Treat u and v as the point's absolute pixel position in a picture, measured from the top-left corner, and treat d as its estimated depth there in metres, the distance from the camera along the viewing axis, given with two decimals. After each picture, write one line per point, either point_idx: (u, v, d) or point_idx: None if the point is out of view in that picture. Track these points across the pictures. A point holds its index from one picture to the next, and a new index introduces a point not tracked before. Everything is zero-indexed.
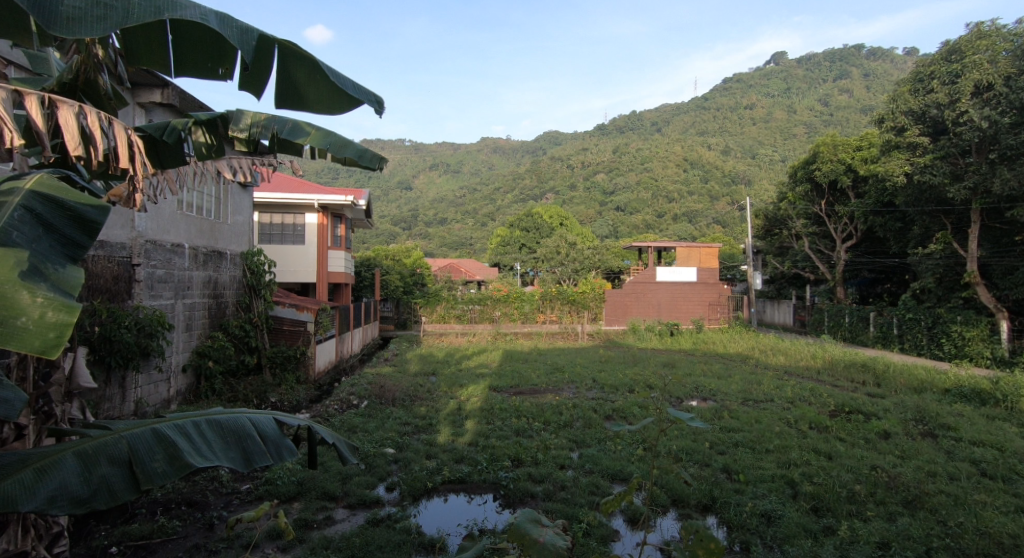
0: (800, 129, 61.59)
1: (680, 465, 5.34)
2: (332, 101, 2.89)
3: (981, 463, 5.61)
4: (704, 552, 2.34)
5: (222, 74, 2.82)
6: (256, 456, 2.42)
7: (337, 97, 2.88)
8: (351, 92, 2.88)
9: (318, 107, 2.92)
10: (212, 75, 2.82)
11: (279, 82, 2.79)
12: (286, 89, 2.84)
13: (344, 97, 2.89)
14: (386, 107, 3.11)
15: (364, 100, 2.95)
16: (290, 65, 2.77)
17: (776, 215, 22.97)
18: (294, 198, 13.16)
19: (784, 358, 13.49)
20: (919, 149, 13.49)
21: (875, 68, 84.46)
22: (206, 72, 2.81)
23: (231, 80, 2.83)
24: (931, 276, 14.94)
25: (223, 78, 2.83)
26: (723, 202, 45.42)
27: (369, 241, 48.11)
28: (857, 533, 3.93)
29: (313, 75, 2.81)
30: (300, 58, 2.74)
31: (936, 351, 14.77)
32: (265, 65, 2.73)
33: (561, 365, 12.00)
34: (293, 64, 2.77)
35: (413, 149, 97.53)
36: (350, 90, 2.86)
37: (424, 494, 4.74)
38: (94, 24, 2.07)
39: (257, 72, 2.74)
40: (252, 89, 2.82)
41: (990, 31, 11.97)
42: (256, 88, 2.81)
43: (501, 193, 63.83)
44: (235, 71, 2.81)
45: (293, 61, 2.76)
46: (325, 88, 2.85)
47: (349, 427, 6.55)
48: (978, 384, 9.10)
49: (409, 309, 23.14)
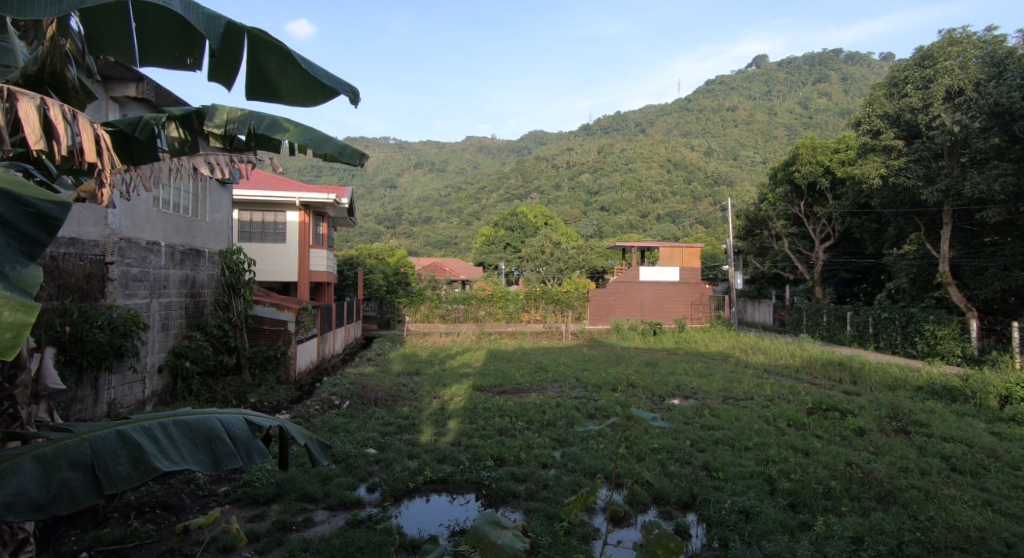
0: (780, 132, 62.46)
1: (662, 464, 5.38)
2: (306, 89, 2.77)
3: (951, 458, 5.76)
4: (666, 550, 2.15)
5: (190, 64, 2.71)
6: (226, 458, 2.37)
7: (311, 86, 2.75)
8: (326, 81, 2.76)
9: (291, 99, 2.80)
10: (179, 65, 2.71)
11: (249, 72, 2.68)
12: (257, 79, 2.72)
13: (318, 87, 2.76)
14: (361, 99, 2.93)
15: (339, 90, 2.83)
16: (260, 55, 2.67)
17: (756, 215, 23.29)
18: (274, 196, 13.03)
19: (765, 356, 13.68)
20: (894, 152, 13.76)
21: (852, 73, 86.51)
22: (174, 63, 2.70)
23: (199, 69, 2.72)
24: (905, 276, 15.33)
25: (191, 68, 2.72)
26: (706, 203, 45.90)
27: (351, 239, 47.43)
28: (832, 529, 4.00)
29: (285, 65, 2.72)
30: (271, 47, 2.65)
31: (909, 349, 15.10)
32: (232, 54, 2.63)
33: (544, 364, 12.04)
34: (264, 53, 2.68)
35: (397, 147, 96.68)
36: (323, 79, 2.75)
37: (405, 494, 4.72)
38: (46, 6, 2.03)
39: (225, 59, 2.63)
40: (220, 78, 2.69)
41: (961, 38, 12.30)
42: (224, 76, 2.68)
43: (487, 192, 63.68)
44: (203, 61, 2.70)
45: (264, 51, 2.67)
46: (298, 77, 2.74)
47: (330, 427, 6.48)
48: (949, 382, 9.33)
49: (392, 308, 22.97)
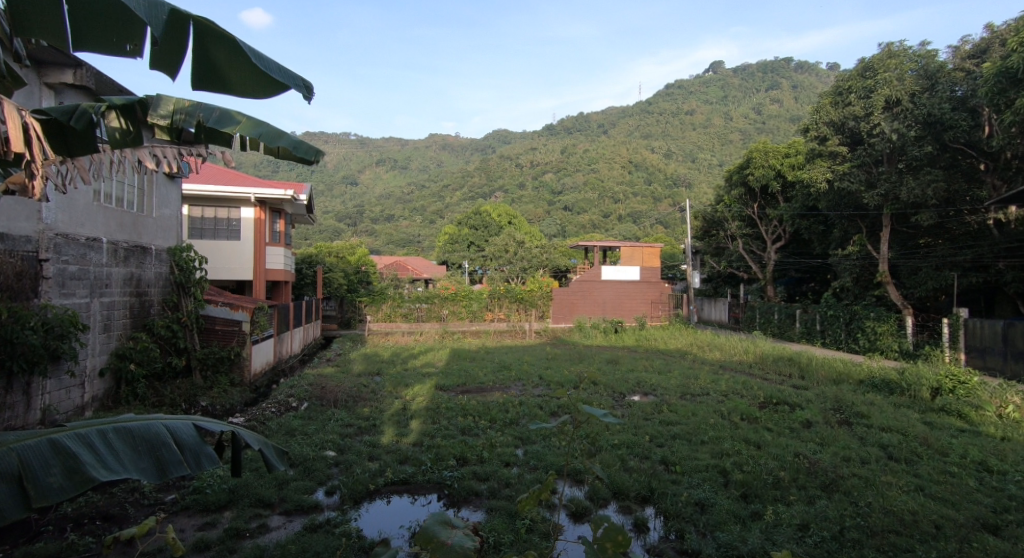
0: (736, 136, 64.49)
1: (622, 459, 5.50)
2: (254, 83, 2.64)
3: (889, 447, 6.10)
4: (613, 545, 2.12)
5: (130, 51, 2.57)
6: (171, 466, 2.26)
7: (261, 80, 2.64)
8: (277, 75, 2.67)
9: (241, 91, 2.69)
10: (118, 51, 2.57)
11: (196, 61, 2.53)
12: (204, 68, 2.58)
13: (268, 83, 2.66)
14: (315, 94, 2.78)
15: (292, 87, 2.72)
16: (208, 43, 2.52)
17: (712, 216, 24.01)
18: (227, 191, 12.60)
19: (721, 353, 14.12)
20: (838, 158, 14.40)
21: (801, 81, 90.19)
22: (112, 48, 2.56)
23: (141, 57, 2.58)
24: (848, 275, 16.16)
25: (132, 55, 2.58)
26: (665, 204, 46.96)
27: (311, 236, 46.20)
28: (780, 517, 4.17)
29: (235, 56, 2.57)
30: (219, 36, 2.49)
31: (852, 345, 15.86)
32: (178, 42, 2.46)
33: (507, 363, 12.07)
34: (211, 42, 2.52)
35: (358, 143, 94.88)
36: (275, 73, 2.64)
37: (366, 497, 4.65)
38: None
39: (168, 47, 2.47)
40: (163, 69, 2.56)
41: (898, 51, 13.05)
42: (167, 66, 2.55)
43: (450, 191, 63.21)
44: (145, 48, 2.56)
45: (212, 40, 2.51)
46: (248, 70, 2.61)
47: (287, 430, 6.32)
48: (888, 375, 9.87)
49: (353, 307, 22.52)
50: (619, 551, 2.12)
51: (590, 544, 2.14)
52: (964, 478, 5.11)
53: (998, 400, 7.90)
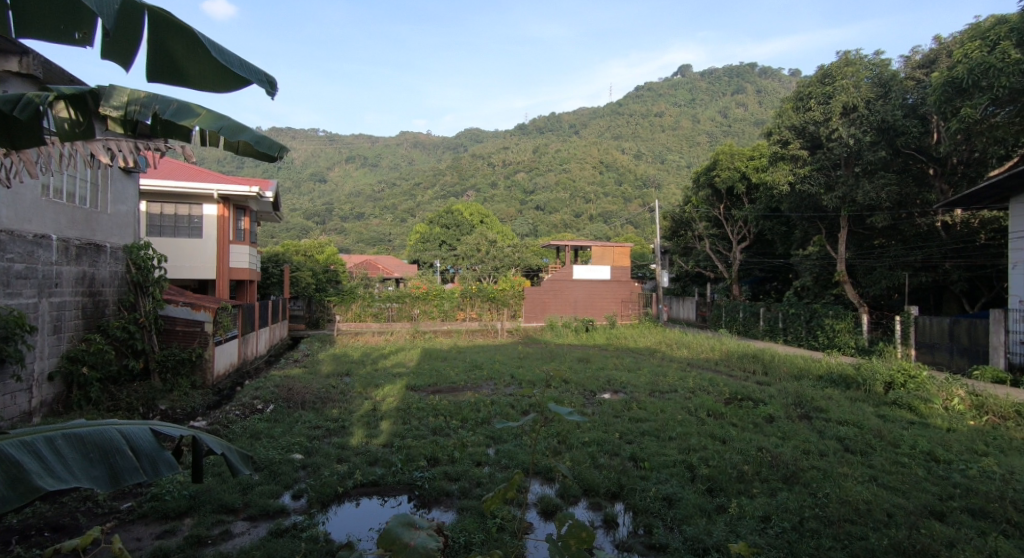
0: (703, 138, 65.86)
1: (592, 456, 5.56)
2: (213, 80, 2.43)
3: (846, 439, 6.33)
4: (577, 541, 2.13)
5: (78, 40, 2.41)
6: (126, 473, 2.18)
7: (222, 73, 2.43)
8: (240, 70, 2.48)
9: (200, 84, 2.44)
10: (66, 41, 2.40)
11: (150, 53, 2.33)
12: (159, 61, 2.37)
13: (230, 77, 2.46)
14: (279, 90, 2.65)
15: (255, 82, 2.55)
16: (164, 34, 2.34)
17: (680, 217, 24.48)
18: (189, 188, 12.21)
19: (688, 351, 14.40)
20: (800, 162, 14.68)
21: (765, 86, 92.71)
22: (59, 37, 2.38)
23: (90, 46, 2.43)
24: (809, 275, 16.79)
25: (80, 45, 2.42)
26: (635, 204, 47.61)
27: (277, 234, 45.13)
28: (744, 510, 4.29)
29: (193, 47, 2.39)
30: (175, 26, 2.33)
31: (812, 342, 16.37)
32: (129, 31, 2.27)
33: (479, 362, 12.06)
34: (168, 33, 2.35)
35: (327, 140, 93.20)
36: (237, 67, 2.45)
37: (334, 500, 4.57)
38: None
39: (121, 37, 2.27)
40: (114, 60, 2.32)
41: (855, 59, 13.55)
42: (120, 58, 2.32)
43: (421, 189, 62.65)
44: (95, 38, 2.42)
45: (168, 31, 2.34)
46: (207, 63, 2.41)
47: (252, 433, 6.17)
48: (845, 370, 10.25)
49: (321, 307, 22.11)
50: (583, 548, 2.13)
51: (554, 540, 2.16)
52: (914, 468, 5.34)
53: (945, 393, 8.27)
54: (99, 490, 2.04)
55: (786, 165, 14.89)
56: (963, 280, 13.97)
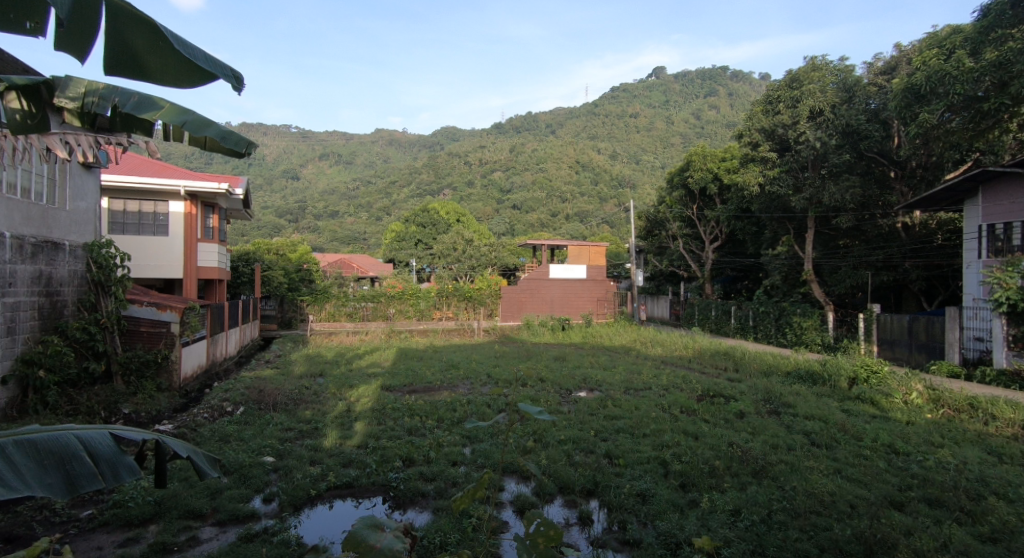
0: (676, 140, 66.83)
1: (568, 454, 5.60)
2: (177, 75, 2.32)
3: (812, 433, 6.51)
4: (545, 540, 2.11)
5: (31, 29, 2.19)
6: (83, 480, 2.11)
7: (184, 68, 2.34)
8: (204, 64, 2.40)
9: (163, 79, 2.32)
10: (16, 29, 2.17)
11: (109, 44, 2.19)
12: (116, 54, 2.22)
13: (195, 71, 2.37)
14: (245, 85, 2.60)
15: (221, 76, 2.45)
16: (123, 24, 2.21)
17: (655, 216, 24.81)
18: (154, 184, 11.83)
19: (662, 349, 14.61)
20: (769, 163, 15.11)
21: (736, 89, 94.59)
22: (9, 25, 2.15)
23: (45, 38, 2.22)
24: (778, 273, 17.30)
25: (34, 35, 2.20)
26: (610, 204, 48.06)
27: (248, 233, 44.13)
28: (715, 504, 4.37)
29: (155, 41, 2.27)
30: (136, 16, 2.21)
31: (780, 339, 16.74)
32: (86, 21, 2.14)
33: (455, 362, 12.01)
34: (128, 24, 2.22)
35: (300, 136, 91.59)
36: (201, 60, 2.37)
37: (307, 503, 4.50)
38: None
39: (78, 26, 2.13)
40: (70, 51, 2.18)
41: (821, 65, 13.89)
42: (76, 48, 2.18)
43: (397, 187, 62.04)
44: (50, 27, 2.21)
45: (128, 22, 2.22)
46: (170, 56, 2.30)
47: (221, 436, 6.03)
48: (812, 366, 10.54)
49: (294, 307, 21.71)
50: (551, 546, 2.12)
51: (522, 539, 2.12)
52: (876, 460, 5.53)
53: (905, 388, 8.56)
54: (54, 498, 1.95)
55: (756, 167, 15.31)
56: (922, 279, 14.54)
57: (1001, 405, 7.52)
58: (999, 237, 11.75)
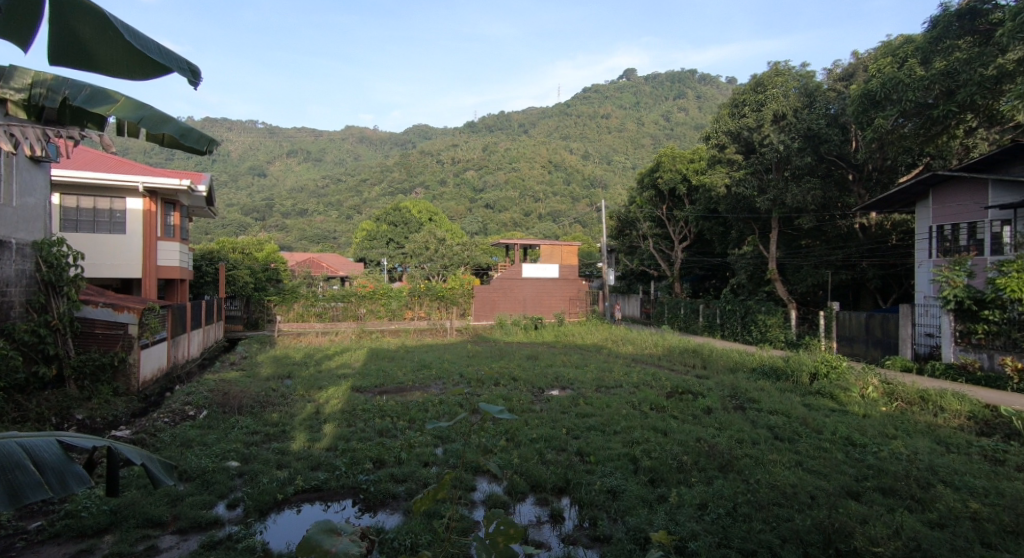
0: (647, 141, 67.78)
1: (539, 452, 5.63)
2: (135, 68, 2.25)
3: (775, 427, 6.70)
4: (504, 540, 2.02)
5: None
6: (28, 490, 1.98)
7: (136, 61, 2.24)
8: (159, 56, 2.30)
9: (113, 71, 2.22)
10: None
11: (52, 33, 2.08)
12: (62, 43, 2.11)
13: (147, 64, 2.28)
14: (202, 79, 2.52)
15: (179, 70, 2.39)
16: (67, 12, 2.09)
17: (626, 216, 25.14)
18: (111, 179, 11.38)
19: (633, 347, 14.81)
20: (735, 165, 15.49)
21: (705, 92, 96.52)
22: None
23: None
24: (744, 273, 17.74)
25: None
26: (583, 204, 48.48)
27: (212, 231, 42.85)
28: (683, 498, 4.45)
29: (104, 31, 2.17)
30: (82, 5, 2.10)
31: (746, 337, 17.15)
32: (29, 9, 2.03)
33: (428, 362, 11.91)
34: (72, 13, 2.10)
35: (267, 132, 89.44)
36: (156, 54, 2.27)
37: (273, 507, 4.40)
38: None
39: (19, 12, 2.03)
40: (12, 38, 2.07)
41: (784, 70, 14.35)
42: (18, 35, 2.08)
43: (367, 185, 61.18)
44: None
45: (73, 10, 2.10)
46: (121, 47, 2.20)
47: (184, 441, 5.85)
48: (776, 362, 10.84)
49: (260, 307, 21.18)
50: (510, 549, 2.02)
51: (481, 540, 2.03)
52: (834, 452, 5.73)
53: (861, 382, 8.87)
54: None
55: (723, 169, 15.67)
56: (878, 277, 15.13)
57: (949, 397, 7.88)
58: (947, 238, 12.38)
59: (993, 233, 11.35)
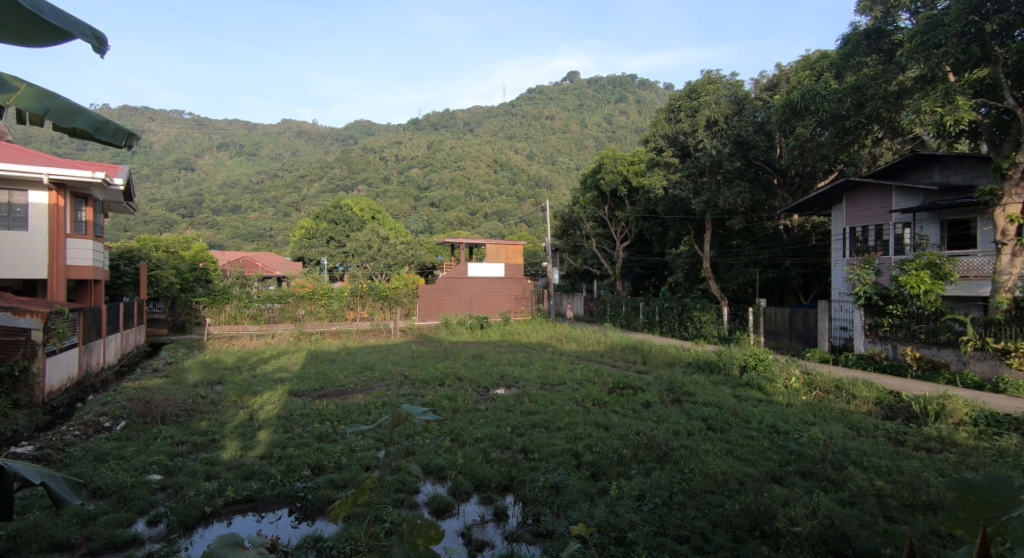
0: (590, 142, 69.16)
1: (483, 451, 5.65)
2: (18, 35, 1.78)
3: (708, 419, 7.02)
4: (424, 543, 1.45)
5: None
6: None
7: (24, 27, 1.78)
8: (52, 18, 1.84)
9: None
10: None
11: None
12: None
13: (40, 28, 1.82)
14: (108, 46, 2.06)
15: (81, 37, 1.95)
16: None
17: (570, 216, 25.60)
18: (11, 170, 10.38)
19: (577, 344, 15.09)
20: (672, 168, 16.09)
21: (645, 97, 99.52)
22: None
23: None
24: (681, 271, 18.47)
25: None
26: (528, 204, 48.83)
27: (133, 228, 39.96)
28: (624, 490, 4.58)
29: None
30: None
31: (682, 332, 17.83)
32: None
33: (371, 363, 11.65)
34: None
35: (196, 122, 84.58)
36: (50, 16, 1.83)
37: (201, 522, 4.18)
38: None
39: None
40: None
41: (715, 79, 15.08)
42: None
43: (306, 181, 59.10)
44: None
45: None
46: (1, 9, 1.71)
47: (98, 455, 5.44)
48: (710, 356, 11.35)
49: (188, 308, 20.02)
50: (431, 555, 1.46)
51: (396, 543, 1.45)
52: (761, 440, 6.06)
53: (785, 373, 9.44)
54: None
55: (660, 171, 16.23)
56: (800, 275, 16.15)
57: (859, 385, 8.52)
58: (859, 238, 13.37)
59: (897, 234, 12.40)
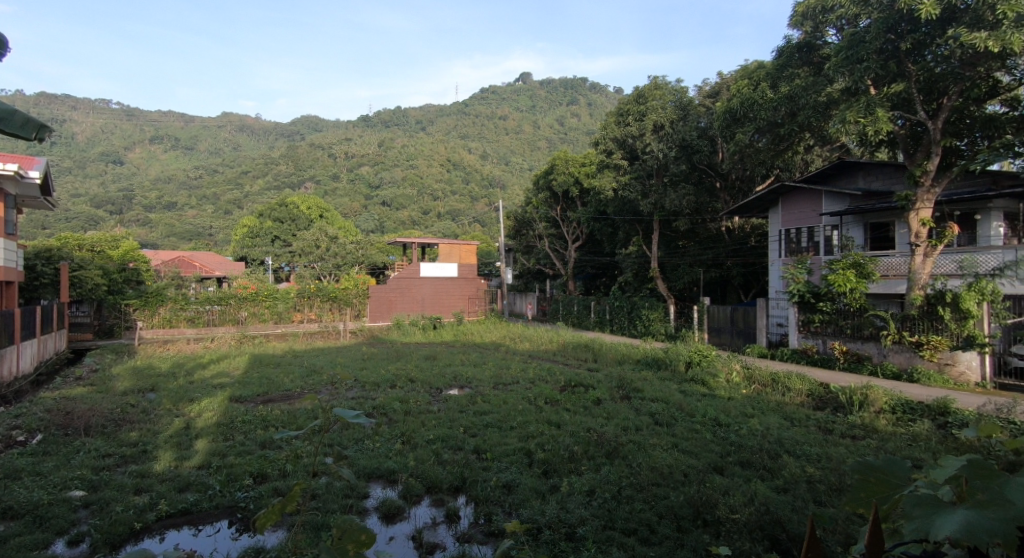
0: (542, 143, 69.67)
1: (435, 453, 5.60)
2: None
3: (656, 414, 7.23)
4: (355, 546, 1.38)
5: None
6: None
7: None
8: None
9: None
10: None
11: None
12: None
13: None
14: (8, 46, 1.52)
15: None
16: None
17: (523, 217, 25.74)
18: None
19: (529, 344, 15.17)
20: (621, 170, 16.48)
21: (596, 100, 101.32)
22: None
23: None
24: (630, 271, 18.94)
25: None
26: (481, 203, 48.73)
27: (54, 225, 37.06)
28: (573, 486, 4.65)
29: None
30: None
31: (631, 330, 18.26)
32: None
33: (319, 366, 11.31)
34: None
35: (128, 113, 79.63)
36: None
37: (130, 538, 3.95)
38: None
39: None
40: None
41: (662, 85, 15.60)
42: None
43: (249, 178, 56.75)
44: None
45: None
46: None
47: (11, 472, 5.04)
48: (657, 353, 11.68)
49: (116, 312, 18.77)
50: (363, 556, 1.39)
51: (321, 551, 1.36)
52: (704, 433, 6.29)
53: (727, 368, 9.84)
54: None
55: (610, 173, 16.59)
56: (740, 275, 16.86)
57: (794, 377, 8.98)
58: (793, 240, 14.08)
59: (827, 236, 13.16)
